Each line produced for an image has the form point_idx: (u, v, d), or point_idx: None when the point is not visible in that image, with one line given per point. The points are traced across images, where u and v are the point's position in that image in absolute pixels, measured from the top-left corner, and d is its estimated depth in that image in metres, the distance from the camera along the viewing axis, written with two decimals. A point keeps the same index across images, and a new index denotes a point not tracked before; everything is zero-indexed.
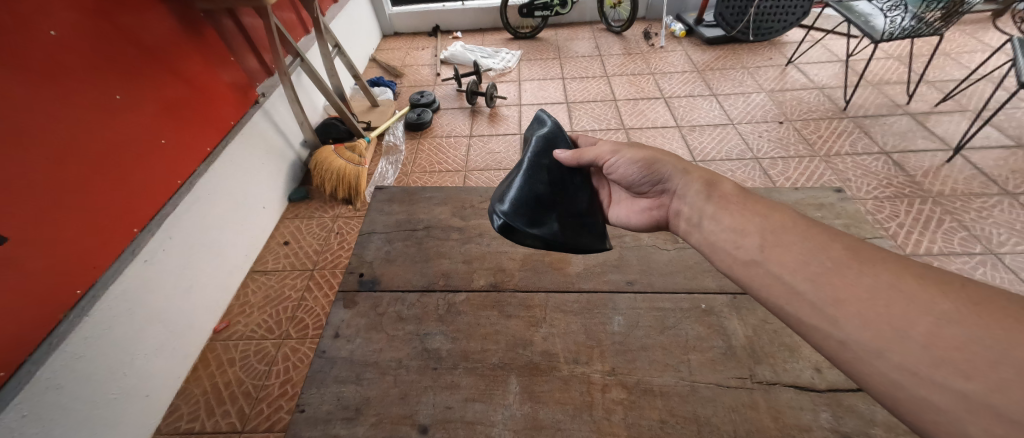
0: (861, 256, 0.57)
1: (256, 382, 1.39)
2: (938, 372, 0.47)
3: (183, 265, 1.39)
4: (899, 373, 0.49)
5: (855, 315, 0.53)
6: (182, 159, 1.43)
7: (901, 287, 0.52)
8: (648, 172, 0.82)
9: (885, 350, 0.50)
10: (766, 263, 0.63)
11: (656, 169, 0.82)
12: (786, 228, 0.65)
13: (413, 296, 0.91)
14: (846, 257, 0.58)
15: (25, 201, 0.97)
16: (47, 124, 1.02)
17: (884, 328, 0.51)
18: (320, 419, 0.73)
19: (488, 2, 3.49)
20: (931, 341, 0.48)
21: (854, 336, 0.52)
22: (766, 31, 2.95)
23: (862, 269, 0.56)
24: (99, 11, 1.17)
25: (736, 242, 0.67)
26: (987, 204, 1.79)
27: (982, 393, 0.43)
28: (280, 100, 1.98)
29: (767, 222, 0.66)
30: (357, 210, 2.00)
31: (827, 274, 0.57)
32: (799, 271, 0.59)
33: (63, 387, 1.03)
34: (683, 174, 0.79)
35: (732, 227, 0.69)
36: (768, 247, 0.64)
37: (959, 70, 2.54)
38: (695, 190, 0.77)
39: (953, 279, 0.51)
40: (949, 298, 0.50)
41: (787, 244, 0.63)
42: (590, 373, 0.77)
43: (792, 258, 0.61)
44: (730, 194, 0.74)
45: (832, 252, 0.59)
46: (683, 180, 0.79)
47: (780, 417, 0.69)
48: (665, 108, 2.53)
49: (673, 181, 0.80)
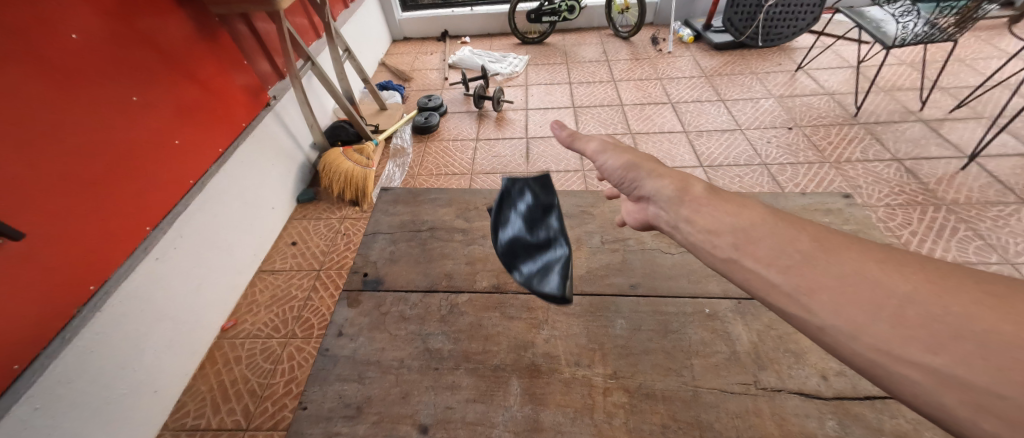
0: (827, 246, 0.55)
1: (263, 380, 1.40)
2: (905, 349, 0.45)
3: (193, 263, 1.41)
4: (874, 353, 0.46)
5: (829, 304, 0.50)
6: (194, 160, 1.45)
7: (869, 274, 0.50)
8: (624, 173, 0.78)
9: (859, 332, 0.48)
10: (742, 259, 0.59)
11: (634, 171, 0.77)
12: (755, 223, 0.61)
13: (417, 296, 0.92)
14: (814, 248, 0.55)
15: (42, 199, 1.00)
16: (66, 124, 1.05)
17: (855, 314, 0.48)
18: (322, 416, 0.74)
19: (497, 8, 3.51)
20: (898, 321, 0.46)
21: (829, 323, 0.50)
22: (775, 37, 2.94)
23: (829, 259, 0.53)
24: (119, 15, 1.21)
25: (710, 240, 0.63)
26: (1004, 212, 1.75)
27: (949, 366, 0.42)
28: (291, 103, 2.02)
29: (738, 220, 0.62)
30: (364, 211, 2.02)
31: (797, 266, 0.54)
32: (771, 265, 0.56)
33: (74, 381, 1.05)
34: (655, 178, 0.74)
35: (706, 227, 0.65)
36: (742, 244, 0.60)
37: (973, 77, 2.51)
38: (667, 193, 0.72)
39: (911, 261, 0.50)
40: (908, 278, 0.48)
41: (757, 238, 0.59)
42: (591, 376, 0.76)
43: (763, 253, 0.58)
44: (702, 195, 0.69)
45: (800, 244, 0.56)
46: (654, 183, 0.74)
47: (784, 424, 0.68)
48: (672, 113, 2.53)
49: (643, 186, 0.75)
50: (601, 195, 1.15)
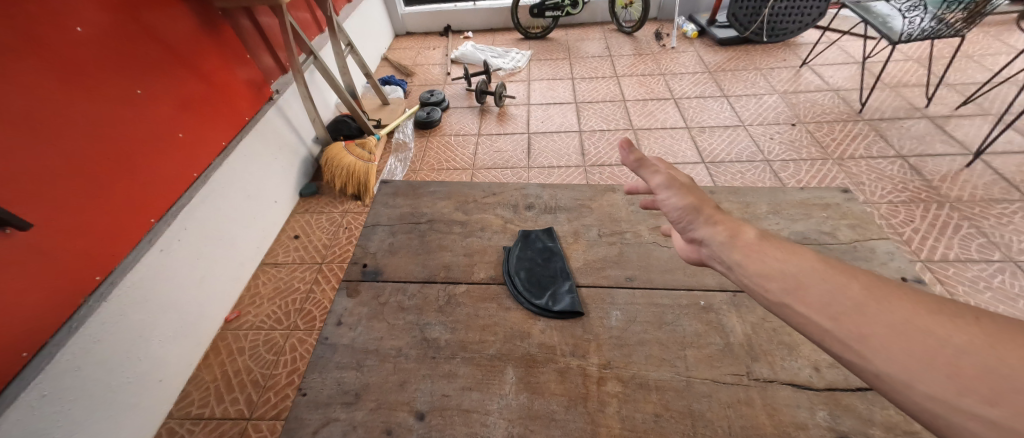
0: (879, 293, 0.50)
1: (265, 371, 1.43)
2: (965, 400, 0.40)
3: (197, 254, 1.43)
4: (931, 404, 0.42)
5: (885, 353, 0.45)
6: (198, 153, 1.47)
7: (920, 324, 0.45)
8: (683, 213, 0.69)
9: (912, 379, 0.43)
10: (790, 304, 0.54)
11: (689, 212, 0.69)
12: (804, 266, 0.57)
13: (415, 286, 0.93)
14: (864, 294, 0.50)
15: (51, 190, 1.02)
16: (73, 116, 1.07)
17: (909, 361, 0.44)
18: (321, 402, 0.75)
19: (500, 3, 3.50)
20: (955, 371, 0.41)
21: (883, 369, 0.45)
22: (781, 32, 2.91)
23: (881, 307, 0.49)
24: (124, 10, 1.23)
25: (760, 284, 0.58)
26: (1008, 210, 1.74)
27: (1010, 419, 0.37)
28: (293, 97, 2.03)
29: (786, 262, 0.58)
30: (365, 205, 2.03)
31: (847, 312, 0.50)
32: (820, 309, 0.52)
33: (81, 369, 1.08)
34: (711, 223, 0.67)
35: (756, 271, 0.59)
36: (793, 288, 0.55)
37: (981, 73, 2.48)
38: (722, 238, 0.65)
39: (967, 311, 0.45)
40: (963, 329, 0.43)
41: (807, 283, 0.54)
42: (586, 366, 0.77)
43: (816, 299, 0.53)
44: (758, 240, 0.63)
45: (850, 290, 0.51)
46: (710, 228, 0.67)
47: (776, 414, 0.69)
48: (675, 109, 2.52)
49: (693, 227, 0.68)
50: (599, 188, 1.16)
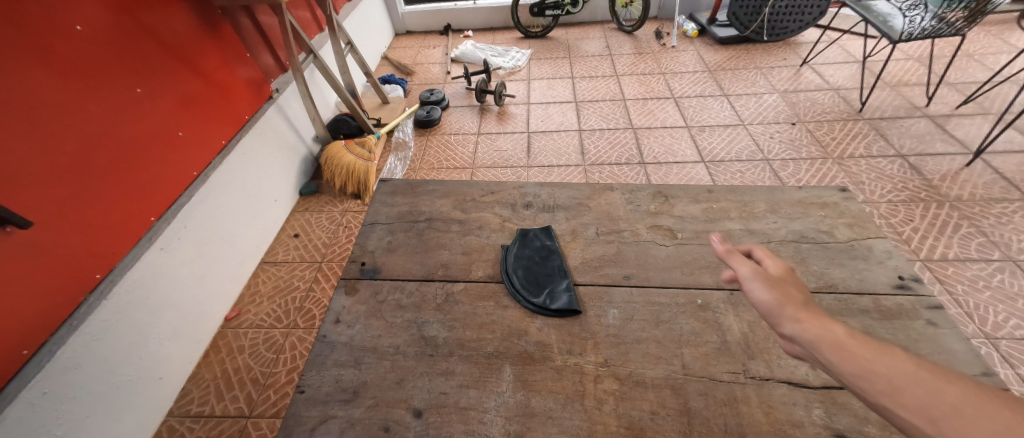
0: (986, 401, 0.43)
1: (265, 369, 1.43)
2: None
3: (197, 253, 1.44)
4: None
5: None
6: (198, 153, 1.47)
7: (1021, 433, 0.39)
8: (773, 307, 0.63)
9: None
10: (885, 402, 0.49)
11: (774, 306, 0.63)
12: (909, 365, 0.50)
13: (413, 285, 0.93)
14: (967, 399, 0.44)
15: (51, 189, 1.02)
16: (73, 115, 1.08)
17: None
18: (319, 400, 0.76)
19: (500, 2, 3.50)
20: None
21: None
22: (781, 30, 2.90)
23: (984, 414, 0.42)
24: (124, 9, 1.23)
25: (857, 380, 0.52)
26: (1008, 209, 1.74)
27: None
28: (292, 96, 2.03)
29: (888, 360, 0.52)
30: (365, 204, 2.04)
31: (946, 416, 0.44)
32: (916, 411, 0.46)
33: (81, 367, 1.08)
34: (798, 319, 0.60)
35: (852, 368, 0.53)
36: (891, 386, 0.50)
37: (982, 72, 2.48)
38: (815, 335, 0.58)
39: None
40: None
41: (906, 380, 0.49)
42: (583, 364, 0.77)
43: (915, 400, 0.47)
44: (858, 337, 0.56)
45: (948, 394, 0.46)
46: (799, 325, 0.60)
47: (772, 412, 0.69)
48: (674, 109, 2.52)
49: (778, 324, 0.61)
50: (597, 187, 1.16)
